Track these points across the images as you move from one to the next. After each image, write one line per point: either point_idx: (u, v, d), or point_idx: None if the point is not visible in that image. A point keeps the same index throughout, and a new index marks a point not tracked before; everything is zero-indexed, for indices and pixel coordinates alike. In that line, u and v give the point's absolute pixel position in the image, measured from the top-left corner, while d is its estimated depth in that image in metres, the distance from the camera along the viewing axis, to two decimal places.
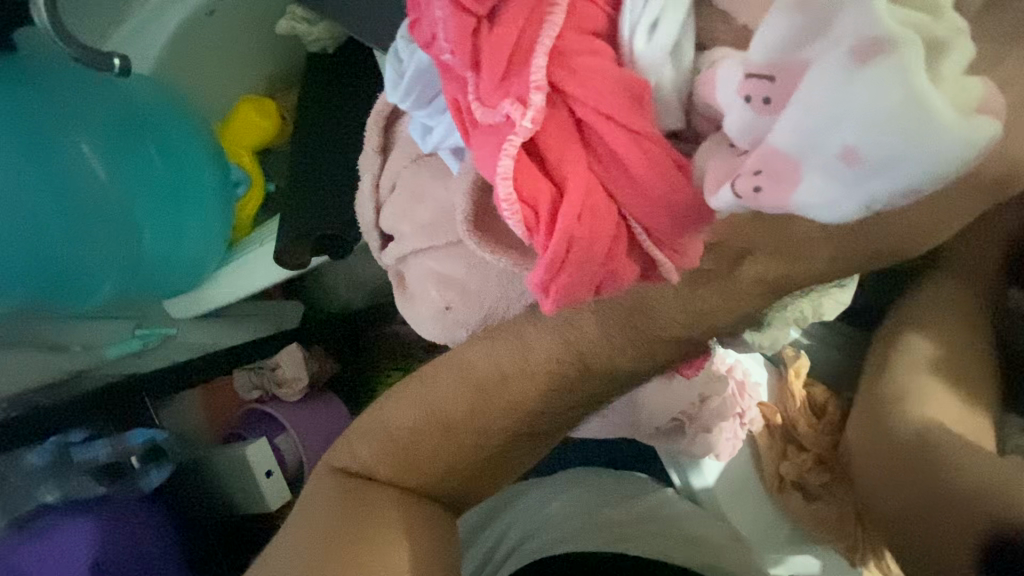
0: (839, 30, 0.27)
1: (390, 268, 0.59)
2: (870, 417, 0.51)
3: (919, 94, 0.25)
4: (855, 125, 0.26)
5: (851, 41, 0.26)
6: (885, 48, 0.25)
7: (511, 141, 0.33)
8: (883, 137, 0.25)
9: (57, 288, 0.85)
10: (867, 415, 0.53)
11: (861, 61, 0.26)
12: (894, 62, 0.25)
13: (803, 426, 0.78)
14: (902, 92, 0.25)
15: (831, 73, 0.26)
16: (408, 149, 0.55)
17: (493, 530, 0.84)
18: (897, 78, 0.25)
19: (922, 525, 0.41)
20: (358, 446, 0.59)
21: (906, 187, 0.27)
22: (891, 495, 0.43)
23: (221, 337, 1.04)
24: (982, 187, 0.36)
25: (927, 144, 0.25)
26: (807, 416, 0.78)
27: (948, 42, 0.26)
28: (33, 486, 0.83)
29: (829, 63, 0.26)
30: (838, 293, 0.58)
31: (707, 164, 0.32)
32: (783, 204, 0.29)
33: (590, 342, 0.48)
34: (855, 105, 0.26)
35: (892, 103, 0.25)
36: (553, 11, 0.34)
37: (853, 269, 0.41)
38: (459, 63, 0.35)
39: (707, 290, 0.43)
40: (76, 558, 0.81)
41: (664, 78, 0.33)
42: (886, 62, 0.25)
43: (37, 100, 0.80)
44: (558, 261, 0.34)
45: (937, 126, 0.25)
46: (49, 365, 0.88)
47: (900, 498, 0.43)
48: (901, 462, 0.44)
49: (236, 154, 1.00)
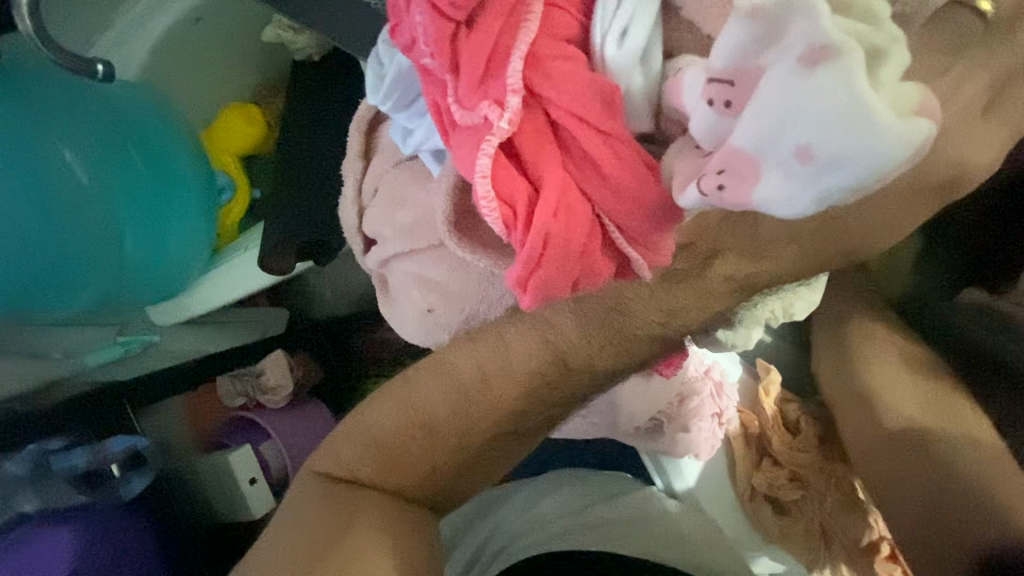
0: (794, 34, 0.25)
1: (373, 272, 0.60)
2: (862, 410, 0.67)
3: (870, 97, 0.24)
4: (809, 126, 0.25)
5: (805, 45, 0.25)
6: (837, 51, 0.24)
7: (488, 142, 0.33)
8: (836, 139, 0.25)
9: (37, 290, 0.84)
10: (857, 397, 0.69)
11: (809, 66, 0.25)
12: (847, 66, 0.24)
13: (779, 443, 0.81)
14: (847, 95, 0.24)
15: (782, 78, 0.25)
16: (388, 153, 0.56)
17: (480, 531, 0.85)
18: (843, 83, 0.24)
19: (933, 508, 0.56)
20: (339, 449, 0.59)
21: (864, 187, 0.26)
22: (902, 487, 0.60)
23: (205, 343, 1.04)
24: (930, 187, 0.38)
25: (879, 147, 0.24)
26: (782, 433, 0.82)
27: (897, 48, 0.25)
28: (9, 496, 0.80)
29: (785, 66, 0.25)
30: (808, 293, 0.59)
31: (676, 164, 0.31)
32: (746, 203, 0.28)
33: (568, 340, 0.50)
34: (810, 106, 0.25)
35: (843, 106, 0.24)
36: (529, 16, 0.33)
37: (817, 268, 0.43)
38: (440, 66, 0.34)
39: (680, 289, 0.44)
40: (57, 561, 0.80)
41: (633, 85, 0.33)
42: (837, 66, 0.24)
43: (18, 103, 0.79)
44: (534, 258, 0.33)
45: (879, 129, 0.24)
46: (30, 372, 0.85)
47: (907, 488, 0.59)
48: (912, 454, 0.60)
49: (220, 160, 1.01)
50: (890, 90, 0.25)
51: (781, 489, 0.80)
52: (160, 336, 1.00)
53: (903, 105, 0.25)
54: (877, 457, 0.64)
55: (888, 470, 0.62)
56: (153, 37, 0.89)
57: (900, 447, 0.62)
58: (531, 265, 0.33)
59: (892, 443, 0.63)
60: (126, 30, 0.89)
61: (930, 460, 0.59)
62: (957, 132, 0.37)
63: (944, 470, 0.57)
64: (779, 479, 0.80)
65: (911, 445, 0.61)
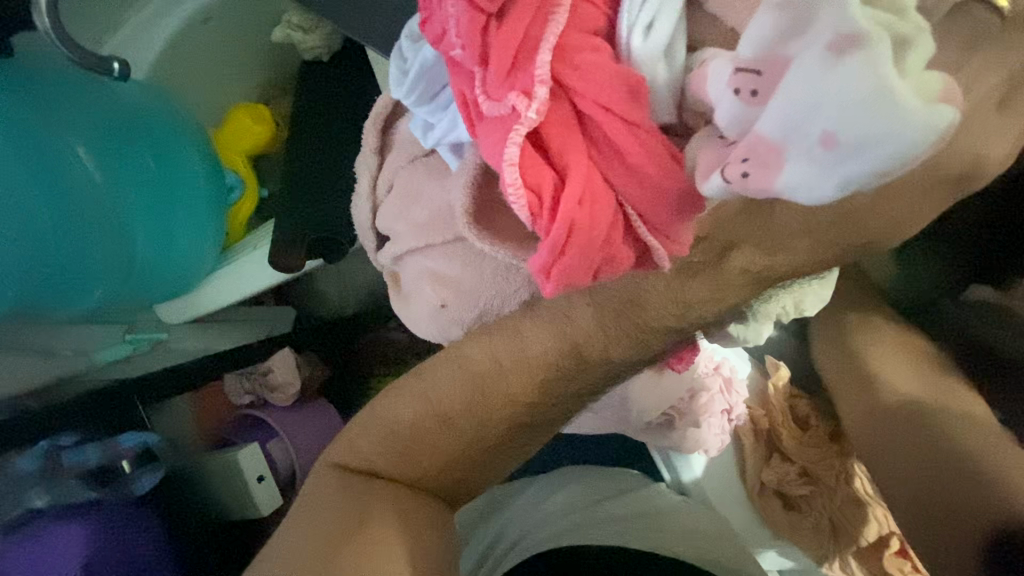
0: (822, 23, 0.26)
1: (386, 268, 0.61)
2: (861, 390, 0.76)
3: (897, 83, 0.24)
4: (836, 113, 0.25)
5: (833, 33, 0.25)
6: (865, 40, 0.24)
7: (516, 131, 0.33)
8: (862, 125, 0.25)
9: (50, 287, 0.85)
10: (855, 383, 0.77)
11: (836, 55, 0.25)
12: (874, 54, 0.24)
13: (788, 439, 0.83)
14: (874, 83, 0.24)
15: (808, 66, 0.26)
16: (405, 148, 0.56)
17: (489, 527, 0.86)
18: (870, 71, 0.24)
19: (935, 489, 0.64)
20: (357, 443, 0.59)
21: (889, 174, 0.26)
22: (907, 468, 0.67)
23: (216, 342, 1.07)
24: (947, 181, 0.39)
25: (904, 134, 0.24)
26: (792, 429, 0.84)
27: (921, 37, 0.26)
28: (22, 491, 0.81)
29: (812, 55, 0.26)
30: (819, 287, 0.60)
31: (699, 153, 0.32)
32: (769, 190, 0.29)
33: (585, 334, 0.50)
34: (836, 93, 0.25)
35: (870, 93, 0.24)
36: (557, 8, 0.34)
37: (833, 261, 0.43)
38: (469, 56, 0.35)
39: (695, 281, 0.45)
40: (68, 559, 0.80)
41: (658, 76, 0.33)
42: (865, 54, 0.24)
43: (35, 103, 0.80)
44: (558, 246, 0.33)
45: (904, 117, 0.24)
46: (41, 368, 0.86)
47: (909, 468, 0.67)
48: (903, 434, 0.69)
49: (232, 161, 1.02)
50: (916, 78, 0.25)
51: (789, 484, 0.81)
52: (169, 333, 1.03)
53: (929, 92, 0.25)
54: (883, 449, 0.71)
55: (882, 440, 0.71)
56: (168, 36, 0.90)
57: (896, 420, 0.71)
58: (556, 253, 0.33)
59: (889, 417, 0.72)
60: (139, 25, 0.89)
61: (924, 433, 0.68)
62: (973, 126, 0.38)
63: (940, 446, 0.66)
64: (786, 475, 0.81)
65: (903, 420, 0.70)
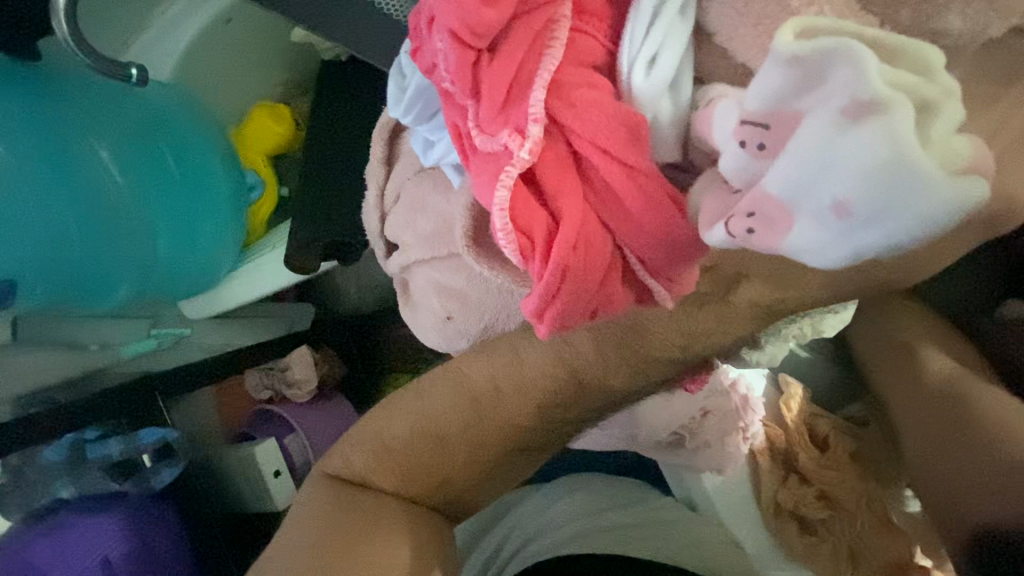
0: (835, 83, 0.24)
1: (395, 275, 0.60)
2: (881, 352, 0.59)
3: (918, 157, 0.22)
4: (847, 182, 0.23)
5: (847, 97, 0.23)
6: (882, 107, 0.22)
7: (507, 173, 0.32)
8: (876, 198, 0.23)
9: (77, 286, 0.88)
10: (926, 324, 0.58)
11: (849, 121, 0.23)
12: (893, 124, 0.22)
13: (804, 458, 0.80)
14: (890, 155, 0.22)
15: (819, 130, 0.24)
16: (410, 162, 0.55)
17: (498, 532, 0.86)
18: (888, 140, 0.22)
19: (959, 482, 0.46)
20: (354, 455, 0.59)
21: (902, 245, 0.25)
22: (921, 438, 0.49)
23: (235, 336, 1.06)
24: (980, 224, 0.36)
25: (919, 209, 0.23)
26: (808, 447, 0.80)
27: (950, 102, 0.24)
28: (49, 480, 0.89)
29: (823, 118, 0.24)
30: (839, 312, 0.57)
31: (702, 200, 0.30)
32: (777, 248, 0.27)
33: (586, 360, 0.49)
34: (848, 162, 0.23)
35: (887, 166, 0.22)
36: (554, 41, 0.32)
37: (849, 295, 0.41)
38: (459, 91, 0.34)
39: (701, 312, 0.43)
40: (91, 553, 0.86)
41: (661, 113, 0.32)
42: (883, 123, 0.22)
43: (56, 109, 0.81)
44: (551, 291, 0.32)
45: (921, 191, 0.23)
46: (70, 362, 0.89)
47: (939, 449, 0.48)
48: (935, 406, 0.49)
49: (250, 159, 1.02)
50: (939, 147, 0.23)
51: (807, 505, 0.78)
52: (191, 329, 1.01)
53: (952, 164, 0.24)
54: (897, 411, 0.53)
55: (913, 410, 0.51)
56: (184, 41, 0.91)
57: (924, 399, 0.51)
58: (548, 298, 0.32)
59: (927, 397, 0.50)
60: (159, 31, 0.92)
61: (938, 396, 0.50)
62: (1014, 166, 0.34)
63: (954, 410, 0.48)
64: (806, 497, 0.78)
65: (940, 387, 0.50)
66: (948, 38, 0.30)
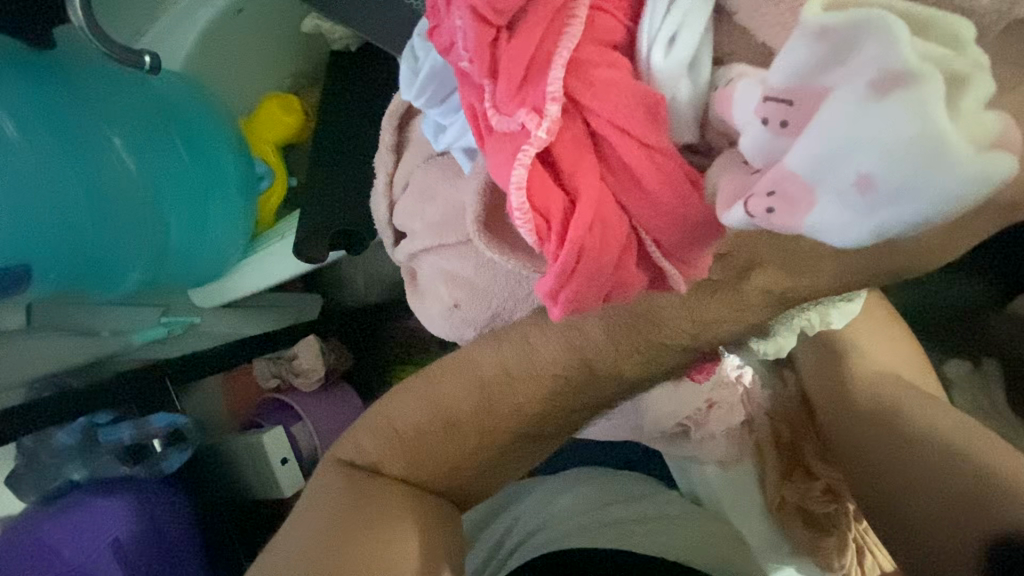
0: (862, 57, 0.24)
1: (402, 264, 0.60)
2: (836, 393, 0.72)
3: (948, 129, 0.22)
4: (873, 155, 0.24)
5: (875, 69, 0.23)
6: (911, 79, 0.23)
7: (525, 151, 0.32)
8: (902, 170, 0.23)
9: (90, 272, 0.88)
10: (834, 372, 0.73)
11: (878, 94, 0.23)
12: (922, 96, 0.22)
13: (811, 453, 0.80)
14: (920, 127, 0.22)
15: (846, 104, 0.24)
16: (421, 147, 0.55)
17: (502, 522, 0.87)
18: (918, 112, 0.22)
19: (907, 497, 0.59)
20: (364, 441, 0.60)
21: (926, 222, 0.25)
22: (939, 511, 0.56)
23: (245, 326, 1.05)
24: (998, 209, 0.36)
25: (947, 183, 0.23)
26: (815, 443, 0.81)
27: (979, 76, 0.24)
28: (61, 464, 0.91)
29: (850, 91, 0.24)
30: (847, 305, 0.57)
31: (721, 179, 0.30)
32: (797, 227, 0.27)
33: (596, 347, 0.49)
34: (877, 135, 0.23)
35: (916, 138, 0.23)
36: (573, 21, 0.33)
37: (862, 283, 0.41)
38: (477, 70, 0.34)
39: (713, 299, 0.43)
40: (103, 531, 0.87)
41: (679, 94, 0.32)
42: (912, 95, 0.23)
43: (72, 96, 0.82)
44: (567, 272, 0.32)
45: (950, 164, 0.23)
46: (80, 348, 0.89)
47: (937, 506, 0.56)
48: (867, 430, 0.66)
49: (260, 149, 1.02)
50: (968, 121, 0.23)
51: (813, 500, 0.77)
52: (202, 317, 1.01)
53: (981, 138, 0.23)
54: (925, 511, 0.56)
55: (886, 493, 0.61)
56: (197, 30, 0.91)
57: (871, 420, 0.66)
58: (563, 279, 0.33)
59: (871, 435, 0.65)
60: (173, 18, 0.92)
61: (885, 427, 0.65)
62: None
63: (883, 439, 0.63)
64: (813, 492, 0.77)
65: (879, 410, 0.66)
66: (974, 16, 0.30)
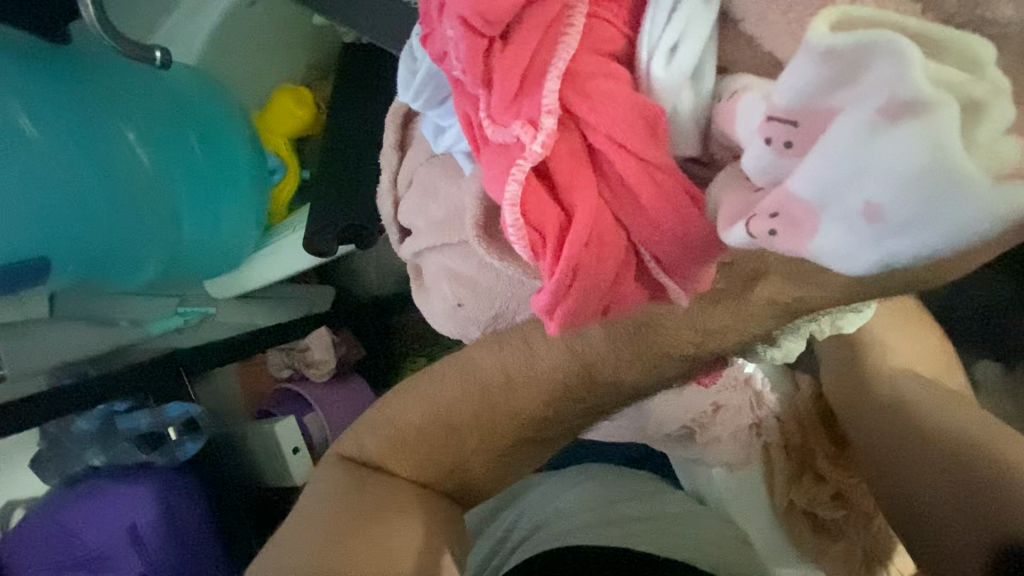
0: (872, 80, 0.22)
1: (407, 262, 0.60)
2: (856, 391, 0.71)
3: (960, 163, 0.22)
4: (882, 186, 0.23)
5: (886, 96, 0.22)
6: (925, 108, 0.21)
7: (519, 166, 0.32)
8: (911, 203, 0.23)
9: (107, 266, 0.87)
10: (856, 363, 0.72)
11: (889, 123, 0.22)
12: (936, 128, 0.21)
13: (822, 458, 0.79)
14: (931, 161, 0.22)
15: (856, 132, 0.23)
16: (423, 146, 0.55)
17: (507, 516, 0.88)
18: (929, 145, 0.22)
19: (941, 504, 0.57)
20: (366, 439, 0.60)
21: (934, 250, 0.25)
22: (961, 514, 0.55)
23: (260, 317, 1.07)
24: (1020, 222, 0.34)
25: (957, 215, 0.23)
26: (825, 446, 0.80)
27: (999, 101, 0.22)
28: (82, 449, 0.95)
29: (859, 118, 0.23)
30: (858, 315, 0.56)
31: (722, 196, 0.30)
32: (800, 249, 0.27)
33: (598, 354, 0.49)
34: (887, 166, 0.23)
35: (926, 171, 0.22)
36: (570, 29, 0.32)
37: (873, 294, 0.40)
38: (471, 81, 0.33)
39: (718, 308, 0.42)
40: (121, 517, 0.91)
41: (681, 105, 0.31)
42: (925, 126, 0.22)
43: (85, 92, 0.82)
44: (563, 288, 0.32)
45: (960, 198, 0.22)
46: (98, 339, 0.88)
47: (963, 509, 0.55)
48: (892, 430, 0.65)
49: (273, 142, 1.03)
50: (983, 151, 0.23)
51: (820, 504, 0.78)
52: (217, 308, 1.02)
53: (997, 168, 0.23)
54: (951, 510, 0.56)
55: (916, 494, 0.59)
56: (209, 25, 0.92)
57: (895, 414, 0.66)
58: (560, 294, 0.32)
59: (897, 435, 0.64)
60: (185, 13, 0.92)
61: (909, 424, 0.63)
62: None
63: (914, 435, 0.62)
64: (818, 497, 0.78)
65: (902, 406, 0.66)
66: (998, 27, 0.28)
